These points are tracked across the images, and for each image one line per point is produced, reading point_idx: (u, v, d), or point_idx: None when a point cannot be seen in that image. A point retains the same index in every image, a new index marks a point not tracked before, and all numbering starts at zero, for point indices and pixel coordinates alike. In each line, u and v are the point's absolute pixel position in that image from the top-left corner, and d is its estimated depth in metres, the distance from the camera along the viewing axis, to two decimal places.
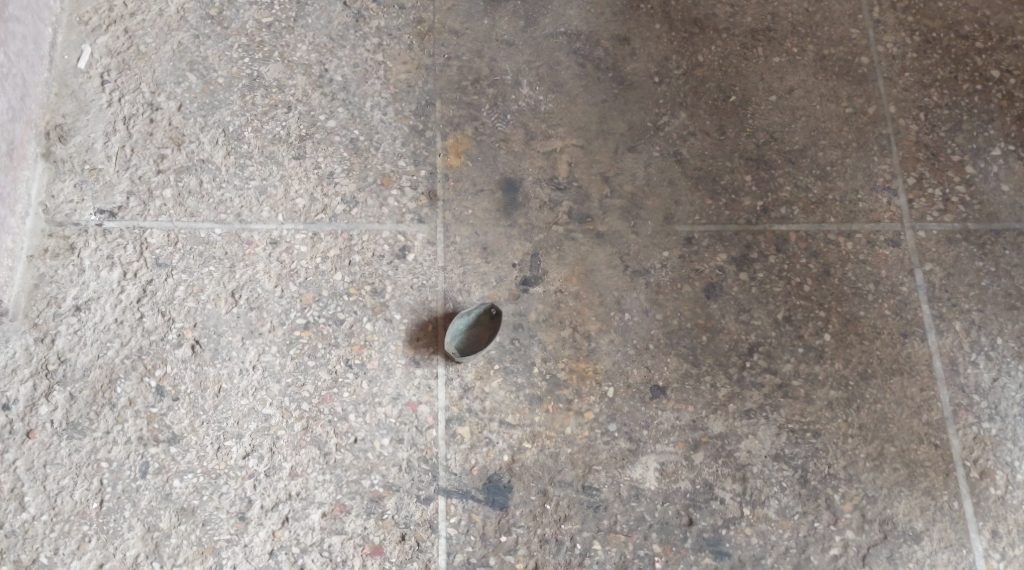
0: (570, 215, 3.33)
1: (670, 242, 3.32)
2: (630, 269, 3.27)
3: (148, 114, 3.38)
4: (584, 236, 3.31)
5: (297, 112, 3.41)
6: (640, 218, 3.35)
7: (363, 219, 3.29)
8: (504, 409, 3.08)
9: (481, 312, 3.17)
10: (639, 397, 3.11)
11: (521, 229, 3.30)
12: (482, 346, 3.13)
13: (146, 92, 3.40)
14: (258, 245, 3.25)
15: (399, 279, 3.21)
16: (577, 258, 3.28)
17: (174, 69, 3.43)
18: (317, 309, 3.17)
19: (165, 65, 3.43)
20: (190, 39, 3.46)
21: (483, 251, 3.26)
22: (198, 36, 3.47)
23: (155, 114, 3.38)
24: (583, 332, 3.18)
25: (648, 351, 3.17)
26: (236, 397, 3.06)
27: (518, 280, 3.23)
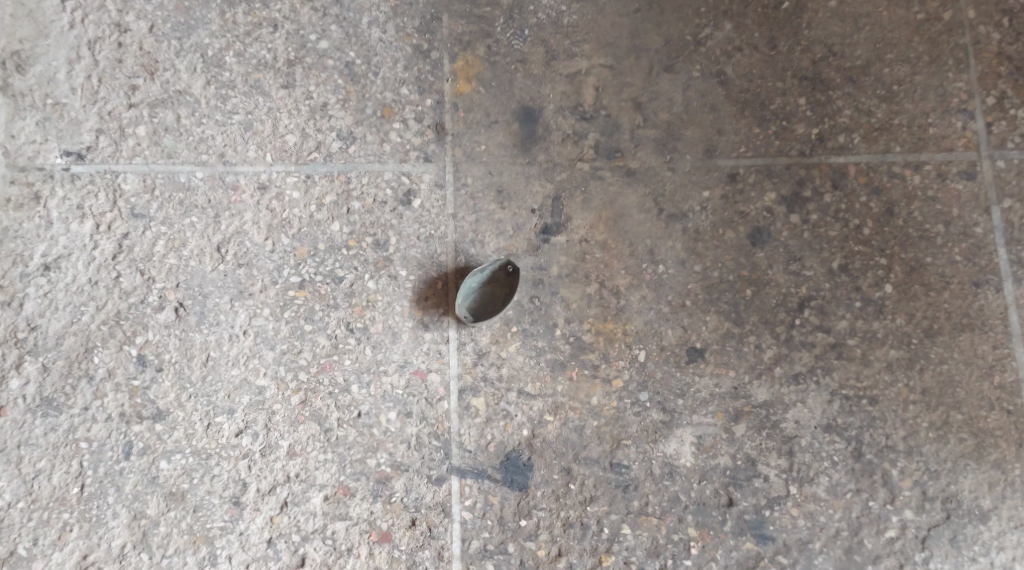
0: (596, 150, 2.92)
1: (711, 179, 2.91)
2: (665, 213, 2.88)
3: (117, 37, 2.91)
4: (613, 175, 2.90)
5: (283, 30, 2.93)
6: (677, 151, 2.92)
7: (362, 158, 2.89)
8: (523, 378, 2.78)
9: (496, 268, 2.81)
10: (674, 362, 2.79)
11: (541, 167, 2.91)
12: (497, 309, 2.79)
13: (112, 10, 2.92)
14: (245, 190, 2.87)
15: (405, 230, 2.85)
16: (604, 201, 2.89)
17: None
18: (312, 264, 2.83)
19: None
20: None
21: (498, 195, 2.88)
22: None
23: (125, 37, 2.91)
24: (612, 288, 2.83)
25: (683, 309, 2.82)
26: (225, 367, 2.76)
27: (538, 228, 2.87)
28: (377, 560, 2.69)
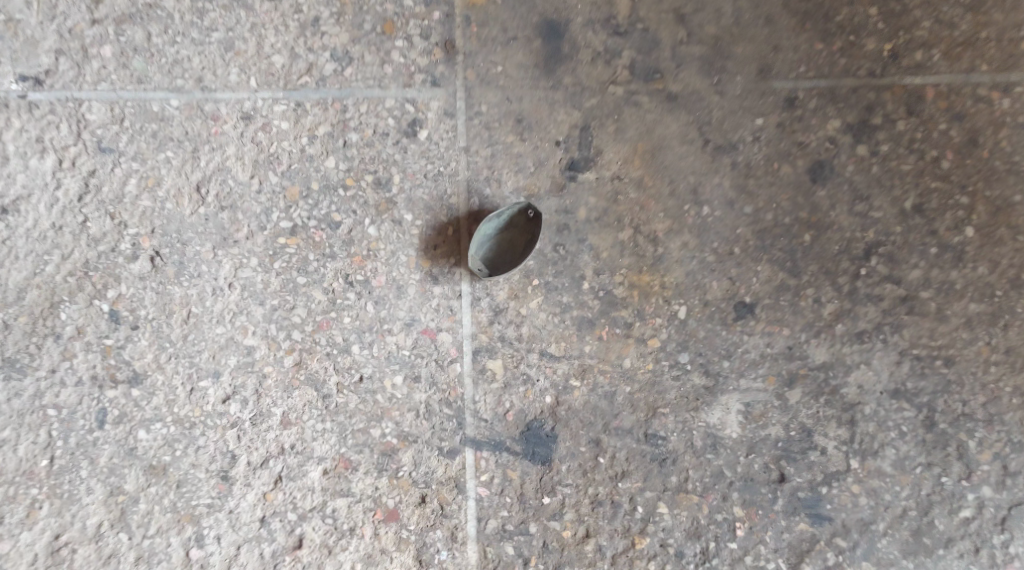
0: (631, 71, 2.52)
1: (765, 104, 2.51)
2: (711, 145, 2.51)
3: None
4: (650, 100, 2.52)
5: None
6: (725, 72, 2.52)
7: (359, 82, 2.51)
8: (546, 336, 2.46)
9: (514, 212, 2.47)
10: (720, 318, 2.45)
11: (567, 92, 2.52)
12: (517, 258, 2.46)
13: None
14: (227, 121, 2.50)
15: (410, 167, 2.50)
16: (641, 132, 2.51)
17: None
18: (305, 207, 2.48)
19: None
20: None
21: (517, 125, 2.51)
22: None
23: None
24: (648, 233, 2.49)
25: (731, 257, 2.47)
26: (208, 325, 2.43)
27: (563, 164, 2.51)
28: (382, 541, 2.40)
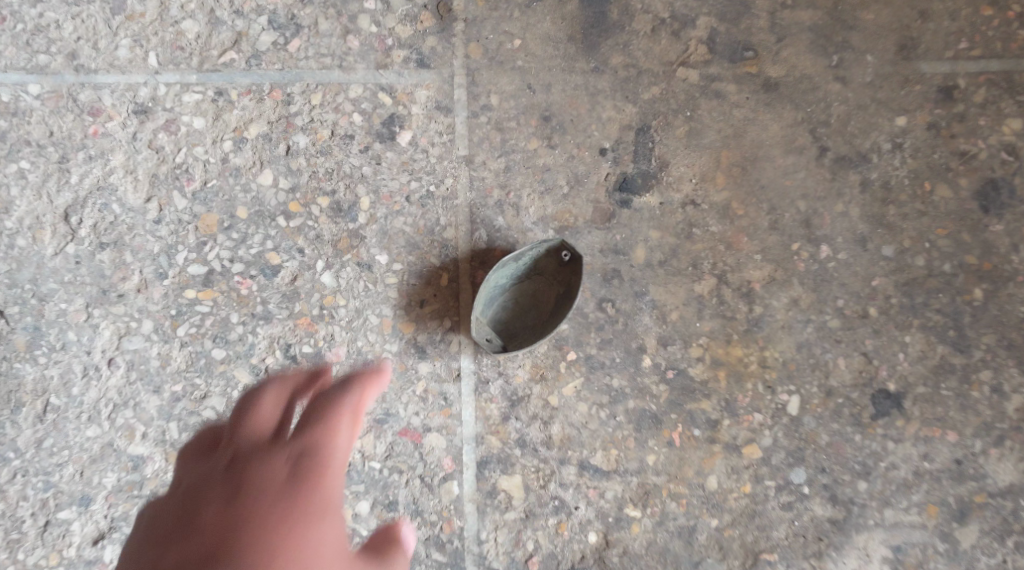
0: (712, 46, 1.72)
1: (909, 96, 1.70)
2: (832, 155, 1.69)
3: None
4: (740, 89, 1.71)
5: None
6: (850, 49, 1.72)
7: (310, 61, 1.70)
8: (586, 442, 1.63)
9: (538, 252, 1.62)
10: (852, 416, 1.63)
11: (616, 77, 1.71)
12: (542, 323, 1.63)
13: None
14: (111, 116, 1.67)
15: (385, 185, 1.69)
16: (725, 136, 1.70)
17: None
18: (226, 244, 1.65)
19: None
20: None
21: (543, 125, 1.71)
22: None
23: None
24: (739, 285, 1.66)
25: (864, 322, 1.65)
26: (74, 426, 1.61)
27: (611, 182, 1.70)
28: None
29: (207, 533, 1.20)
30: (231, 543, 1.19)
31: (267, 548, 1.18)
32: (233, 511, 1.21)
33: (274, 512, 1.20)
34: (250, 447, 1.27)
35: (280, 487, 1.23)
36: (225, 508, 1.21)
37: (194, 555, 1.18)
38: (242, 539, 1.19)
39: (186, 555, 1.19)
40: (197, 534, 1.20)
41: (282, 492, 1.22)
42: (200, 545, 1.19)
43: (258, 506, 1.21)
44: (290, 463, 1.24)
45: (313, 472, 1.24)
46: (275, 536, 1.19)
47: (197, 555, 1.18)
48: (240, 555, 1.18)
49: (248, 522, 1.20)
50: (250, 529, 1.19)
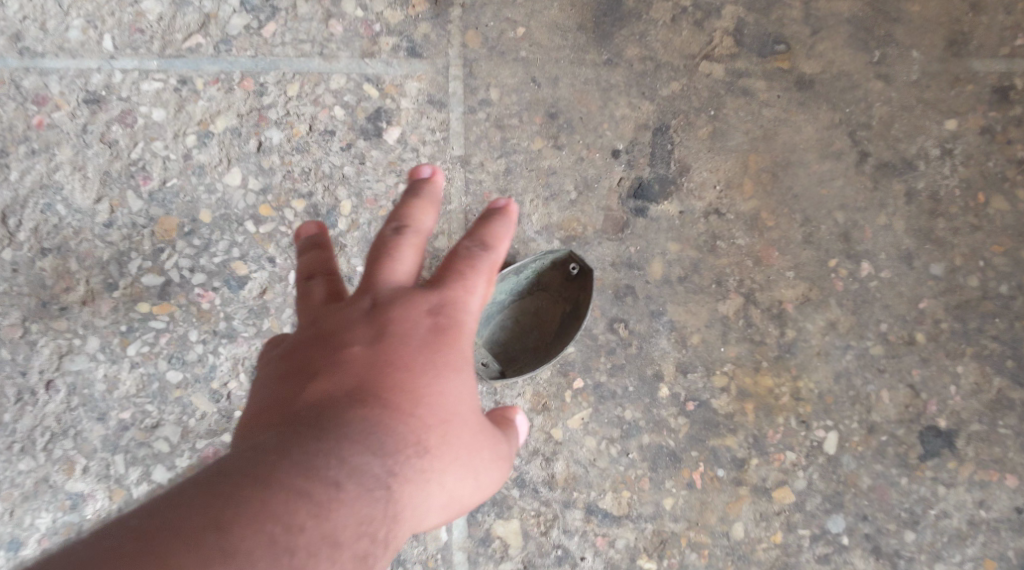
0: (739, 37, 1.53)
1: (960, 96, 1.52)
2: (873, 161, 1.51)
3: None
4: (770, 86, 1.52)
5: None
6: (893, 43, 1.53)
7: (286, 47, 1.50)
8: (594, 482, 1.44)
9: (541, 264, 1.42)
10: (897, 456, 1.44)
11: (632, 70, 1.52)
12: (545, 346, 1.43)
13: None
14: (58, 106, 1.47)
15: (369, 187, 1.49)
16: (753, 138, 1.51)
17: None
18: (187, 251, 1.46)
19: None
20: None
21: (548, 123, 1.52)
22: None
23: None
24: (768, 305, 1.48)
25: (911, 350, 1.46)
26: (4, 459, 1.42)
27: (625, 188, 1.50)
28: None
29: (350, 365, 1.04)
30: (366, 383, 1.04)
31: (407, 392, 1.04)
32: (372, 352, 1.05)
33: (419, 351, 1.05)
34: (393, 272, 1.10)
35: (423, 332, 1.06)
36: (365, 344, 1.06)
37: (326, 390, 1.03)
38: (381, 377, 1.04)
39: (318, 388, 1.04)
40: (335, 364, 1.05)
41: (423, 341, 1.06)
42: (331, 385, 1.04)
43: (403, 325, 1.06)
44: (438, 301, 1.08)
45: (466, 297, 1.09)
46: (418, 376, 1.05)
47: (331, 388, 1.03)
48: (372, 410, 1.02)
49: (395, 353, 1.05)
50: (394, 365, 1.05)
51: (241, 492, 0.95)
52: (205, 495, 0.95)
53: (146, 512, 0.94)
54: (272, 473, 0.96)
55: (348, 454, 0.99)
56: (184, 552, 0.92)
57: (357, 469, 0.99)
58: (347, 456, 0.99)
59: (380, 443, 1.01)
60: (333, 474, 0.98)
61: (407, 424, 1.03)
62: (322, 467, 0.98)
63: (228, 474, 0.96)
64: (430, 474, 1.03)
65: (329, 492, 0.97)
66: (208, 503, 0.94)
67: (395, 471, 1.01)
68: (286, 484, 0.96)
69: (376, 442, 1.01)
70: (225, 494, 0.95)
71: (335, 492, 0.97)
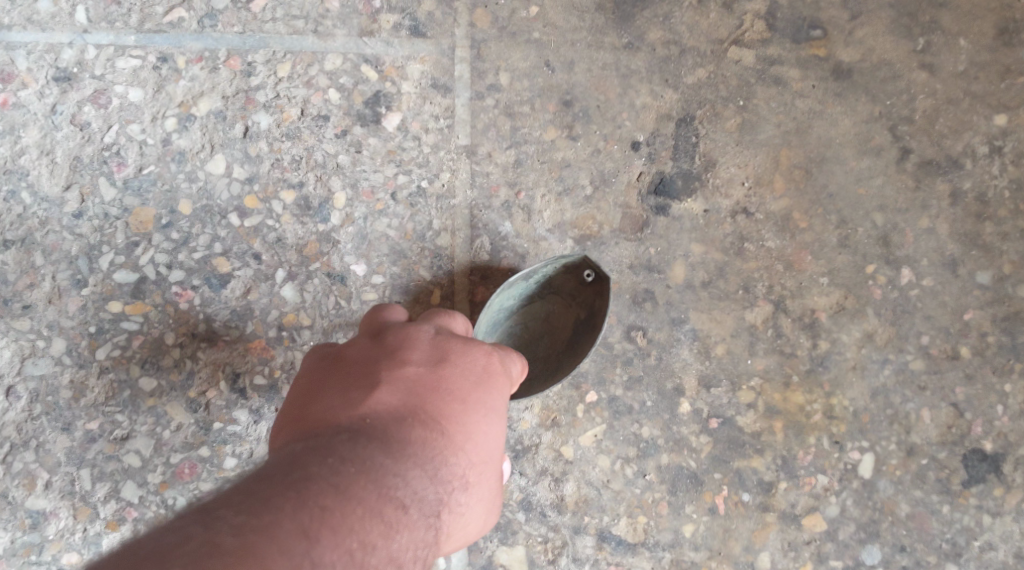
0: (772, 21, 1.40)
1: (1013, 88, 1.39)
2: (916, 158, 1.38)
3: None
4: (807, 76, 1.39)
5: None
6: (943, 29, 1.40)
7: (276, 23, 1.37)
8: (607, 506, 1.34)
9: (553, 266, 1.30)
10: (938, 482, 1.34)
11: (655, 55, 1.39)
12: (555, 357, 1.31)
13: None
14: (24, 83, 1.34)
15: (365, 178, 1.36)
16: (785, 131, 1.39)
17: None
18: (164, 246, 1.33)
19: None
20: None
21: (563, 111, 1.39)
22: None
23: None
24: (800, 314, 1.36)
25: (954, 366, 1.35)
26: None
27: (644, 183, 1.38)
28: None
29: (413, 387, 1.05)
30: (429, 407, 1.04)
31: (463, 425, 1.05)
32: (435, 381, 1.06)
33: (475, 391, 1.07)
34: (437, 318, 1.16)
35: (480, 373, 1.09)
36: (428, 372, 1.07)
37: (390, 408, 1.03)
38: (442, 406, 1.05)
39: (384, 404, 1.03)
40: (401, 385, 1.05)
41: (480, 381, 1.09)
42: (397, 405, 1.03)
43: (460, 365, 1.08)
44: (488, 352, 1.11)
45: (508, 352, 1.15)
46: (474, 414, 1.06)
47: (394, 405, 1.03)
48: (434, 437, 1.03)
49: (454, 386, 1.07)
50: (453, 396, 1.06)
51: (325, 504, 0.94)
52: (292, 501, 0.93)
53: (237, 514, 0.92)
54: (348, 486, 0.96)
55: (414, 476, 1.00)
56: (275, 554, 0.89)
57: (418, 496, 0.99)
58: (411, 478, 0.99)
59: (437, 471, 1.02)
60: (400, 495, 0.98)
61: (460, 456, 1.04)
62: (393, 486, 0.98)
63: (311, 479, 0.95)
64: (467, 508, 1.05)
65: (396, 512, 0.97)
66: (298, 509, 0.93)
67: (445, 502, 1.02)
68: (363, 497, 0.96)
69: (433, 469, 1.02)
70: (310, 502, 0.93)
71: (401, 514, 0.97)
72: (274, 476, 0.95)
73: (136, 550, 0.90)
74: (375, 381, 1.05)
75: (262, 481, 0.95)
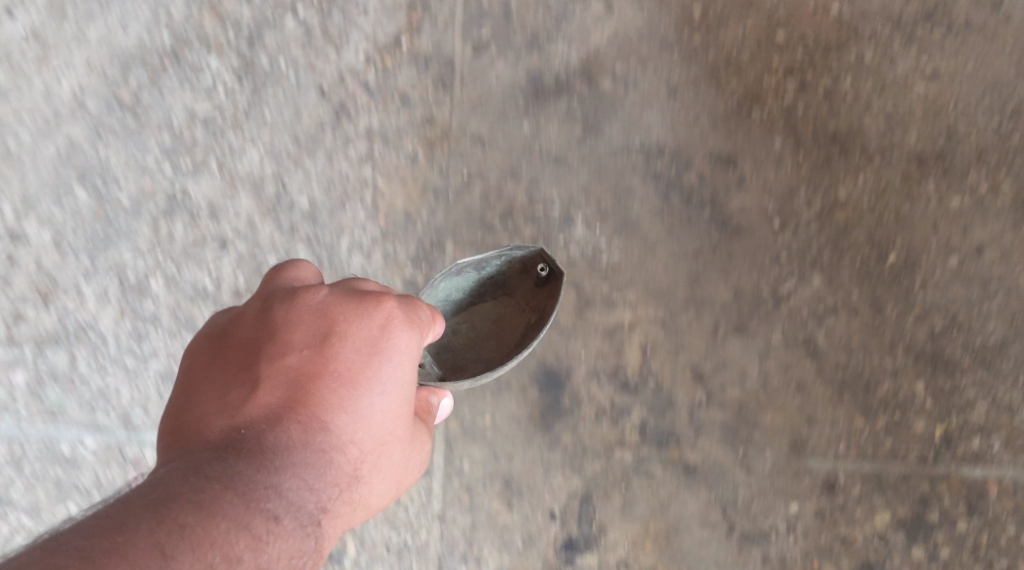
0: (642, 434, 2.27)
1: (799, 485, 2.25)
2: (738, 531, 2.25)
3: (7, 249, 2.30)
4: (665, 472, 2.27)
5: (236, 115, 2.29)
6: (753, 444, 2.26)
7: None
8: None
9: (507, 265, 2.08)
10: None
11: (565, 453, 2.27)
12: (497, 351, 2.05)
13: (9, 213, 2.31)
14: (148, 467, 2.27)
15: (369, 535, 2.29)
16: (653, 509, 2.27)
17: (55, 181, 2.30)
18: None
19: (41, 172, 2.31)
20: (87, 138, 2.31)
21: (504, 489, 2.28)
22: (100, 135, 2.31)
23: (18, 250, 2.30)
24: None
25: None
26: None
27: (558, 542, 2.27)
28: None
29: (299, 375, 1.76)
30: (309, 404, 1.75)
31: (333, 414, 1.75)
32: (315, 365, 1.76)
33: (354, 366, 1.76)
34: (337, 293, 1.81)
35: (356, 353, 1.77)
36: (312, 357, 1.76)
37: (276, 403, 1.75)
38: (322, 395, 1.75)
39: (271, 403, 1.75)
40: (290, 375, 1.76)
41: (355, 359, 1.77)
42: (283, 403, 1.75)
43: (339, 355, 1.76)
44: (382, 314, 1.79)
45: (395, 330, 1.79)
46: (347, 400, 1.76)
47: (279, 401, 1.75)
48: (309, 433, 1.74)
49: (333, 376, 1.76)
50: (333, 382, 1.76)
51: (185, 520, 1.59)
52: (156, 515, 1.59)
53: (90, 535, 1.56)
54: (237, 489, 1.66)
55: (285, 488, 1.70)
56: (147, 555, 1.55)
57: (289, 499, 1.69)
58: (283, 491, 1.69)
59: (311, 477, 1.73)
60: (272, 508, 1.67)
61: (337, 449, 1.75)
62: (262, 499, 1.67)
63: (183, 496, 1.62)
64: (339, 494, 1.76)
65: (267, 523, 1.66)
66: (171, 522, 1.59)
67: (318, 497, 1.73)
68: (229, 510, 1.63)
69: (308, 474, 1.72)
70: (178, 517, 1.59)
71: (270, 521, 1.66)
72: (172, 487, 1.63)
73: (67, 534, 1.57)
74: (280, 379, 1.76)
75: (165, 486, 1.63)
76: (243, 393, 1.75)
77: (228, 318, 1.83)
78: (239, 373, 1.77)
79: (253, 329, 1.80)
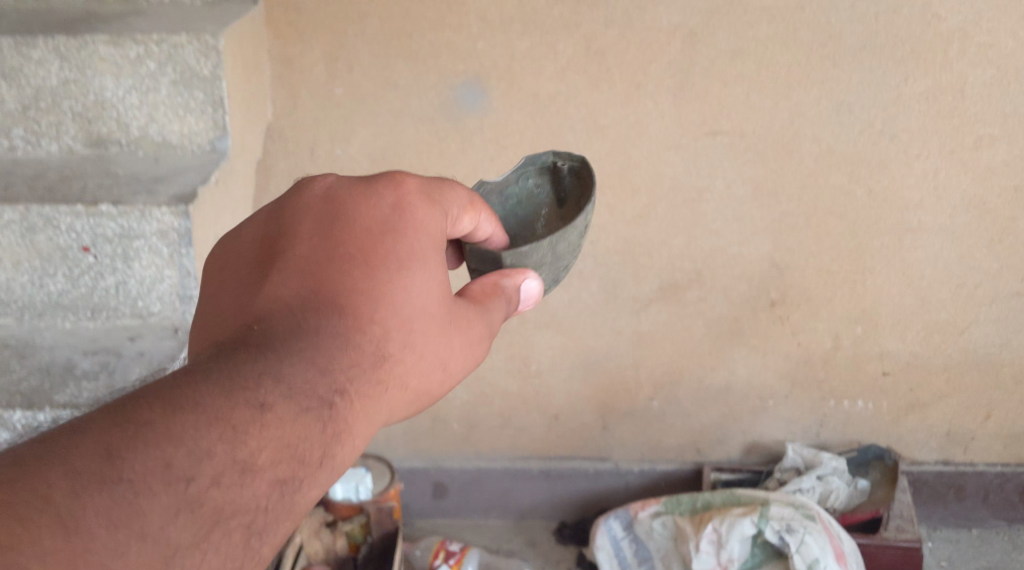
0: None
1: None
2: None
3: None
4: None
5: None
6: None
7: None
8: None
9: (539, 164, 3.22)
10: None
11: None
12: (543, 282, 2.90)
13: None
14: None
15: None
16: None
17: None
18: None
19: None
20: None
21: None
22: None
23: None
24: None
25: None
26: None
27: None
28: None
29: (316, 234, 2.52)
30: (325, 292, 2.44)
31: (348, 295, 2.45)
32: (325, 247, 2.50)
33: (366, 240, 2.52)
34: (348, 182, 2.62)
35: (368, 230, 2.53)
36: (324, 243, 2.50)
37: (296, 289, 2.43)
38: (337, 283, 2.45)
39: (289, 290, 2.43)
40: (308, 253, 2.49)
41: (368, 234, 2.53)
42: (302, 293, 2.43)
43: (352, 240, 2.51)
44: (388, 198, 2.59)
45: (410, 205, 2.60)
46: (358, 282, 2.46)
47: (300, 288, 2.44)
48: (331, 322, 2.41)
49: (349, 265, 2.48)
50: (349, 271, 2.47)
51: (156, 416, 2.17)
52: (120, 420, 2.16)
53: (69, 433, 2.15)
54: (235, 374, 2.27)
55: (298, 367, 2.33)
56: (118, 453, 2.13)
57: (292, 380, 2.31)
58: (291, 370, 2.32)
59: (325, 355, 2.37)
60: (272, 386, 2.28)
61: (357, 334, 2.42)
62: (266, 374, 2.29)
63: (170, 392, 2.22)
64: (360, 368, 2.40)
65: (260, 402, 2.25)
66: (151, 412, 2.18)
67: (331, 377, 2.36)
68: (218, 396, 2.23)
69: (317, 354, 2.36)
70: (155, 419, 2.17)
71: (264, 397, 2.26)
72: (164, 386, 2.23)
73: (65, 428, 2.17)
74: (301, 272, 2.46)
75: (155, 386, 2.23)
76: (263, 286, 2.45)
77: (255, 215, 2.62)
78: (265, 263, 2.50)
79: (272, 221, 2.57)
